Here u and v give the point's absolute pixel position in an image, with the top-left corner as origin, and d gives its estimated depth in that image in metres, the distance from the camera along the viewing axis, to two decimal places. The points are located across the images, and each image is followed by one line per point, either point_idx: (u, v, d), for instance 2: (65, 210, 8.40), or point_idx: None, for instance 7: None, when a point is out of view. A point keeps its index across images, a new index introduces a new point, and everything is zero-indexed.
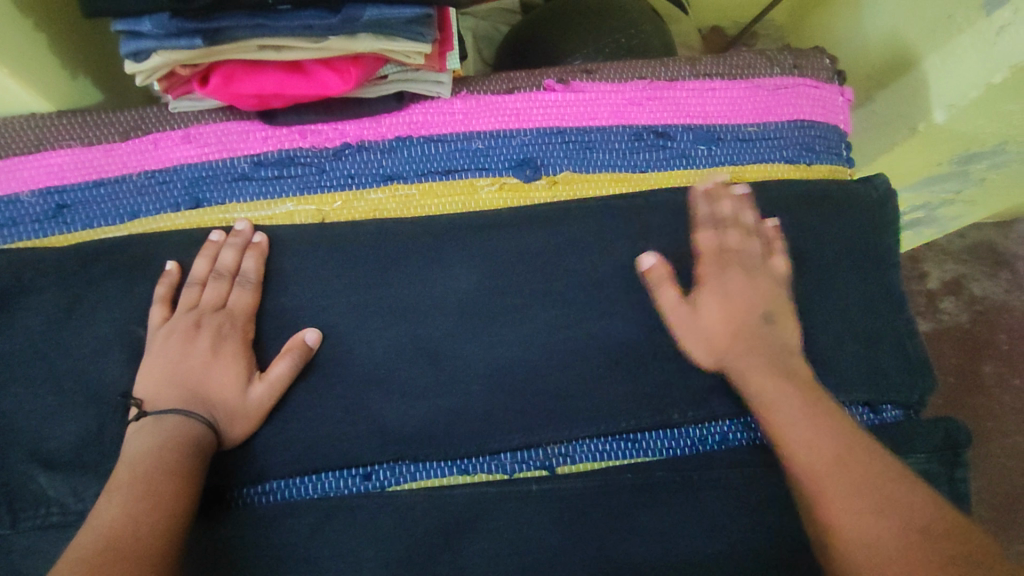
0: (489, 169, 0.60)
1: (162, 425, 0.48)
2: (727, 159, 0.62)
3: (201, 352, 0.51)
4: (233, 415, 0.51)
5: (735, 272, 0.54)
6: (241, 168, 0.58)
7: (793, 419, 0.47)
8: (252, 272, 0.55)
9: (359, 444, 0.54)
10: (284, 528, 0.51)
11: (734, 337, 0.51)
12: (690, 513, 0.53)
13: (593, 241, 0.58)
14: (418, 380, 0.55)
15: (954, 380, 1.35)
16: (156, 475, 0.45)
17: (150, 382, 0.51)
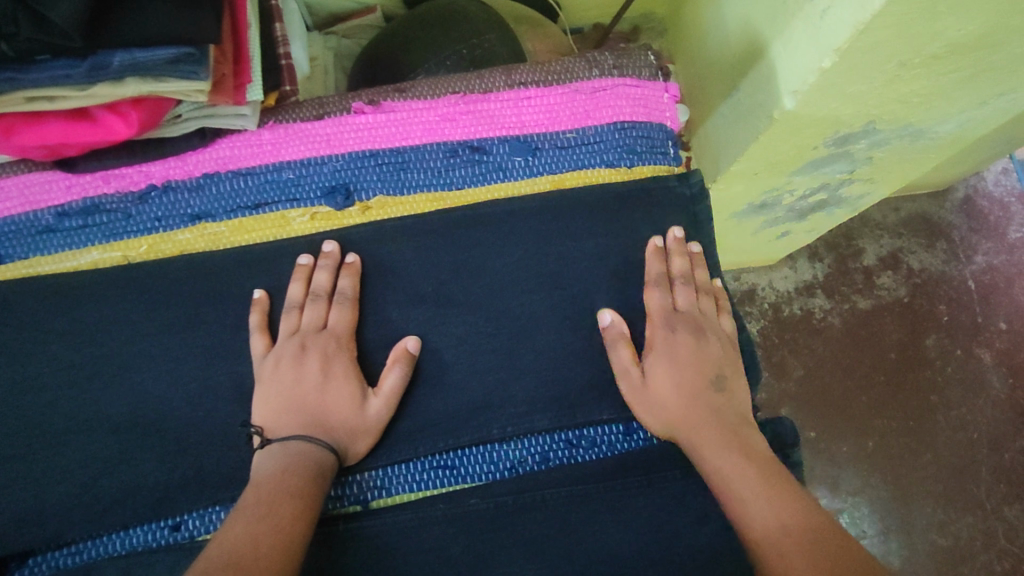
0: (299, 199, 0.59)
1: (289, 450, 0.48)
2: (547, 168, 0.60)
3: (314, 373, 0.52)
4: (355, 432, 0.51)
5: (683, 334, 0.54)
6: (45, 221, 0.57)
7: (748, 492, 0.45)
8: (349, 289, 0.55)
9: (165, 492, 0.51)
10: None
11: (692, 410, 0.51)
12: (511, 539, 0.50)
13: (412, 263, 0.57)
14: (230, 421, 0.52)
15: (897, 357, 1.34)
16: (264, 516, 0.44)
17: (271, 410, 0.51)
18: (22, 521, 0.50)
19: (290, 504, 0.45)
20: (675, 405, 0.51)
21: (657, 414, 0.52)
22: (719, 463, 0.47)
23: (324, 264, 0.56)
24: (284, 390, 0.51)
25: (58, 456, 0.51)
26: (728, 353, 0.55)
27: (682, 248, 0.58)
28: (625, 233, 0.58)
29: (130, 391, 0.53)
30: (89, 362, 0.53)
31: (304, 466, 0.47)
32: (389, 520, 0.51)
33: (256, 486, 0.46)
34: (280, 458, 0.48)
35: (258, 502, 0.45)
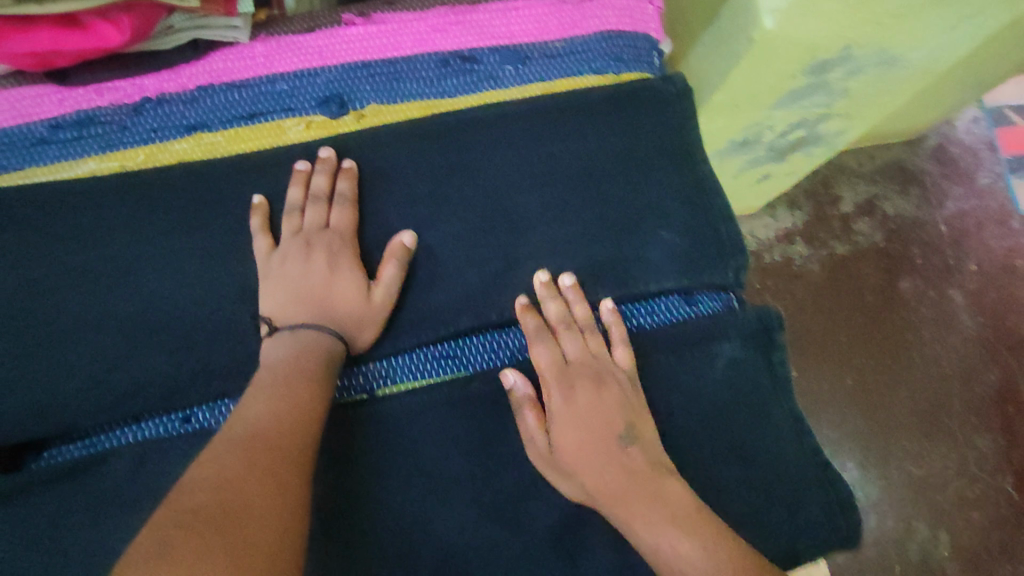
0: (295, 109, 0.60)
1: (300, 340, 0.50)
2: (536, 76, 0.62)
3: (319, 267, 0.53)
4: (363, 322, 0.53)
5: (583, 386, 0.52)
6: (38, 132, 0.57)
7: (674, 538, 0.46)
8: (347, 191, 0.56)
9: (174, 384, 0.52)
10: (103, 475, 0.51)
11: (609, 497, 0.49)
12: (508, 419, 0.54)
13: (408, 167, 0.58)
14: (236, 317, 0.54)
15: (874, 297, 1.38)
16: (284, 398, 0.46)
17: (278, 300, 0.52)
18: (32, 415, 0.51)
19: (309, 385, 0.47)
20: (580, 476, 0.50)
21: (565, 482, 0.51)
22: (653, 543, 0.47)
23: (321, 169, 0.57)
24: (290, 284, 0.52)
25: (65, 353, 0.52)
26: (631, 395, 0.53)
27: (559, 287, 0.55)
28: (611, 133, 0.60)
29: (135, 292, 0.54)
30: (94, 264, 0.54)
31: (314, 353, 0.49)
32: (394, 404, 0.53)
33: (263, 382, 0.48)
34: (291, 346, 0.50)
35: (274, 384, 0.47)
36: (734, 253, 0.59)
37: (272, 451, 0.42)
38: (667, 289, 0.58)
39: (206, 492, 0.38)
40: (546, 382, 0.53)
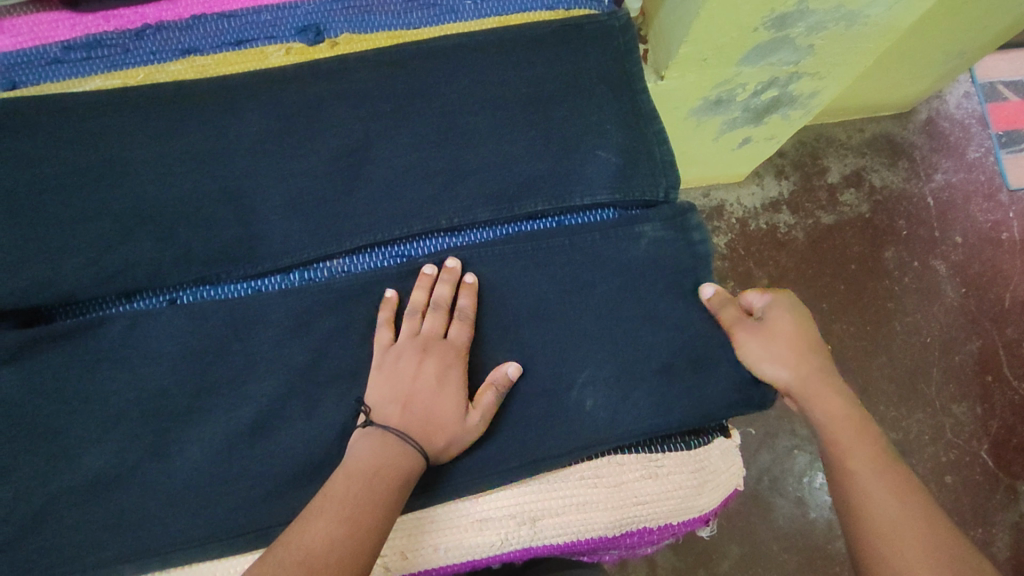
0: (276, 37, 0.67)
1: (389, 445, 0.52)
2: (493, 11, 0.68)
3: (424, 382, 0.56)
4: (453, 439, 0.54)
5: (755, 338, 0.58)
6: (52, 53, 0.64)
7: (878, 500, 0.52)
8: (469, 308, 0.59)
9: (163, 268, 0.60)
10: (98, 336, 0.57)
11: (824, 385, 0.57)
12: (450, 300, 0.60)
13: (373, 88, 0.65)
14: (217, 213, 0.61)
15: (857, 267, 1.36)
16: (413, 422, 0.54)
17: (384, 403, 0.55)
18: (40, 287, 0.58)
19: (433, 422, 0.54)
20: (793, 364, 0.57)
21: (778, 364, 0.58)
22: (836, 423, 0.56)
23: (415, 144, 0.63)
24: (397, 377, 0.56)
25: (70, 239, 0.60)
26: (818, 368, 0.58)
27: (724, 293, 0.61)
28: (557, 62, 0.66)
29: (132, 190, 0.61)
30: (95, 165, 0.62)
31: (414, 421, 0.54)
32: (353, 280, 0.60)
33: (390, 425, 0.54)
34: (386, 451, 0.52)
35: (404, 412, 0.54)
36: (663, 170, 0.65)
37: (381, 475, 0.51)
38: (601, 201, 0.63)
39: (352, 487, 0.50)
40: (731, 304, 0.60)
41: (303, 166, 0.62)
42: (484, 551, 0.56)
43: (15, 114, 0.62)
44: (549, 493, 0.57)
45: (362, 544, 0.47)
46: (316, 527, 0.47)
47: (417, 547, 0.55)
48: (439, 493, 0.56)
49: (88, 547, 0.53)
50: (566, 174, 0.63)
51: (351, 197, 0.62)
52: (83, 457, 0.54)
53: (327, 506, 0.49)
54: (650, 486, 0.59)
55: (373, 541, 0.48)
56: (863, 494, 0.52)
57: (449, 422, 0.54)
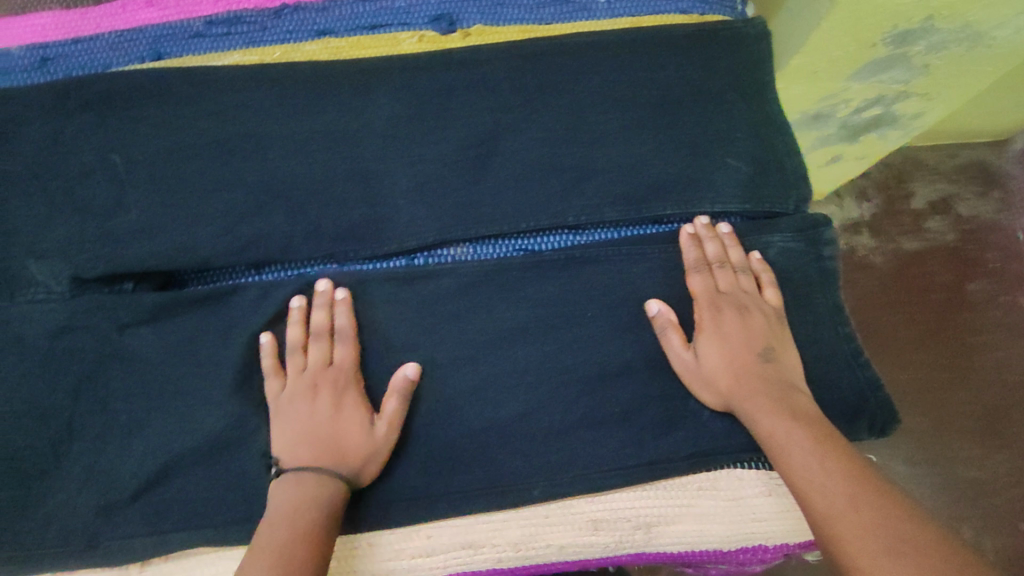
0: (410, 24, 0.67)
1: (304, 484, 0.52)
2: (627, 11, 0.68)
3: (319, 409, 0.54)
4: (366, 459, 0.53)
5: (730, 316, 0.58)
6: (195, 27, 0.67)
7: (819, 482, 0.48)
8: (347, 327, 0.57)
9: (295, 240, 0.61)
10: (232, 304, 0.58)
11: (745, 378, 0.55)
12: (572, 290, 0.60)
13: (504, 79, 0.65)
14: (347, 192, 0.62)
15: (940, 297, 1.31)
16: (320, 454, 0.53)
17: (291, 445, 0.54)
18: (178, 251, 0.60)
19: (353, 453, 0.53)
20: (714, 352, 0.56)
21: (705, 347, 0.57)
22: (775, 417, 0.53)
23: (545, 138, 0.64)
24: (300, 413, 0.54)
25: (206, 205, 0.62)
26: (754, 361, 0.56)
27: (705, 257, 0.60)
28: (688, 66, 0.66)
29: (267, 164, 0.63)
30: (233, 137, 0.63)
31: (321, 452, 0.53)
32: (476, 268, 0.60)
33: (302, 462, 0.53)
34: (300, 490, 0.51)
35: (315, 448, 0.53)
36: (795, 184, 0.63)
37: (309, 516, 0.50)
38: (729, 211, 0.62)
39: (276, 534, 0.48)
40: (705, 276, 0.60)
41: (432, 153, 0.63)
42: (596, 549, 0.57)
43: (162, 83, 0.64)
44: (668, 500, 0.57)
45: None
46: None
47: (529, 540, 0.56)
48: (556, 487, 0.56)
49: (216, 506, 0.54)
50: (694, 180, 0.62)
51: (478, 186, 0.63)
52: (206, 418, 0.56)
53: (256, 560, 0.47)
54: (768, 503, 0.57)
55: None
56: (802, 472, 0.49)
57: (366, 449, 0.54)
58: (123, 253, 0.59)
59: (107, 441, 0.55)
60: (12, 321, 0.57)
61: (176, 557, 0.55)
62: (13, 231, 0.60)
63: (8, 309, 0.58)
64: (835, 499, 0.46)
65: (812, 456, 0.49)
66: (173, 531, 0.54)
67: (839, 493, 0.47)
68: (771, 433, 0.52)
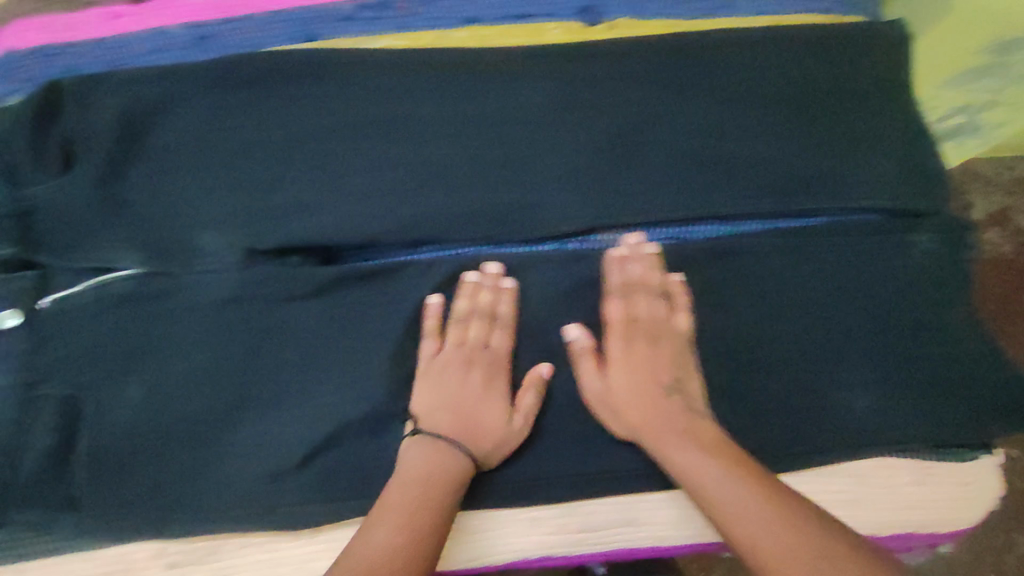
0: (556, 15, 0.69)
1: (438, 450, 0.55)
2: (769, 8, 0.70)
3: (467, 389, 0.58)
4: (498, 444, 0.57)
5: (643, 344, 0.60)
6: (346, 10, 0.69)
7: (735, 513, 0.50)
8: (508, 312, 0.61)
9: (452, 219, 0.63)
10: (401, 282, 0.61)
11: (642, 409, 0.57)
12: (725, 277, 0.63)
13: (652, 72, 0.67)
14: (500, 176, 0.64)
15: None
16: (455, 428, 0.57)
17: (428, 406, 0.58)
18: (340, 228, 0.62)
19: (491, 433, 0.57)
20: (619, 381, 0.59)
21: (608, 379, 0.59)
22: (686, 449, 0.54)
23: (694, 130, 0.66)
24: (445, 385, 0.59)
25: (363, 183, 0.63)
26: (678, 398, 0.57)
27: (626, 274, 0.62)
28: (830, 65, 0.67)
29: (422, 147, 0.65)
30: (389, 119, 0.65)
31: (460, 427, 0.57)
32: (633, 249, 0.63)
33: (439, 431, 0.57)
34: (427, 455, 0.55)
35: (455, 420, 0.57)
36: (938, 182, 0.65)
37: (446, 482, 0.54)
38: (879, 206, 0.64)
39: (404, 493, 0.53)
40: (615, 301, 0.61)
41: (580, 142, 0.65)
42: None
43: (322, 64, 0.66)
44: (819, 486, 0.59)
45: (422, 550, 0.50)
46: (375, 536, 0.50)
47: (688, 520, 0.59)
48: None
49: (385, 474, 0.57)
50: (841, 176, 0.64)
51: (625, 176, 0.65)
52: (369, 386, 0.58)
53: (383, 516, 0.51)
54: (911, 493, 0.60)
55: (427, 547, 0.50)
56: (722, 500, 0.51)
57: (497, 430, 0.57)
58: (289, 227, 0.62)
59: (281, 410, 0.58)
60: (190, 288, 0.61)
61: (351, 525, 0.58)
62: (182, 203, 0.63)
63: (183, 277, 0.61)
64: (756, 529, 0.49)
65: (730, 484, 0.52)
66: (344, 495, 0.57)
67: (760, 521, 0.49)
68: (674, 462, 0.54)
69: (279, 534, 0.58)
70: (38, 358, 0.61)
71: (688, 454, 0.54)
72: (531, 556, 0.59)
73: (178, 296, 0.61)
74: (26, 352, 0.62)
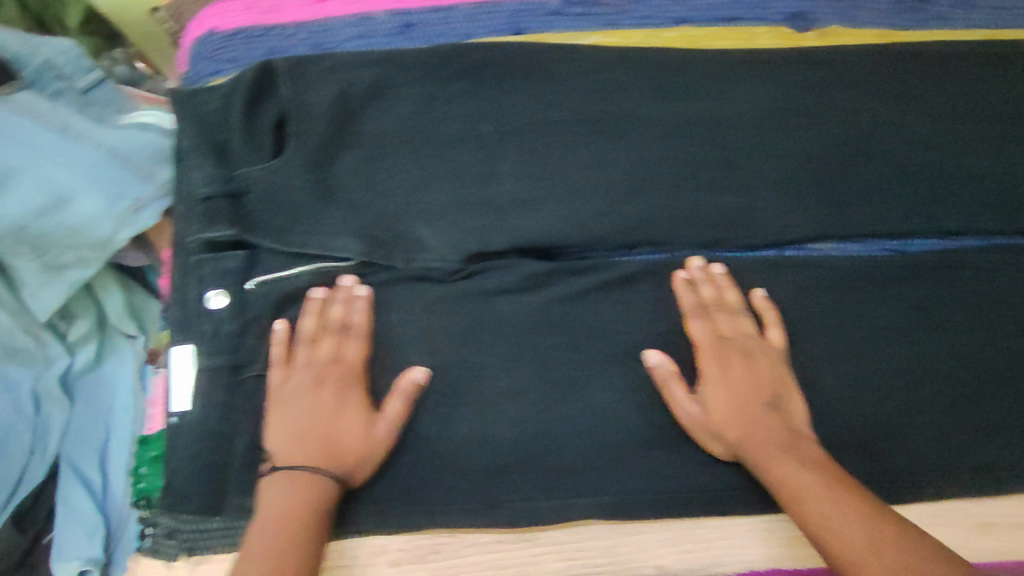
0: (766, 18, 0.69)
1: (294, 488, 0.52)
2: (980, 23, 0.71)
3: (328, 407, 0.56)
4: (362, 458, 0.55)
5: (714, 363, 0.58)
6: (553, 5, 0.69)
7: (835, 529, 0.50)
8: (735, 302, 0.60)
9: (674, 224, 0.63)
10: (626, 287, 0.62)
11: (742, 425, 0.56)
12: (946, 290, 0.63)
13: (871, 83, 0.66)
14: (715, 181, 0.64)
15: None
16: (332, 459, 0.54)
17: (289, 436, 0.55)
18: (562, 228, 0.62)
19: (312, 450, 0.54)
20: (708, 395, 0.58)
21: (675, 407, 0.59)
22: (784, 466, 0.54)
23: (916, 143, 0.65)
24: (291, 409, 0.56)
25: (582, 183, 0.63)
26: (778, 421, 0.56)
27: (710, 282, 0.61)
28: None
29: (636, 149, 0.64)
30: (605, 117, 0.65)
31: (323, 448, 0.54)
32: (856, 260, 0.64)
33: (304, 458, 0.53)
34: (289, 493, 0.52)
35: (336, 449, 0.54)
36: None
37: (265, 517, 0.50)
38: None
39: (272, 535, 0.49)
40: (703, 313, 0.60)
41: (802, 147, 0.65)
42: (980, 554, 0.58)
43: (536, 56, 0.66)
44: None
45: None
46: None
47: None
48: (936, 482, 0.59)
49: (611, 481, 0.58)
50: None
51: (844, 185, 0.64)
52: (592, 392, 0.60)
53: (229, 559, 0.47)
54: None
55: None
56: (811, 513, 0.51)
57: (748, 416, 0.56)
58: (509, 224, 0.62)
59: (504, 407, 0.59)
60: (411, 283, 0.61)
61: (572, 526, 0.59)
62: (393, 193, 0.62)
63: (403, 271, 0.61)
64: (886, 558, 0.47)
65: (821, 498, 0.51)
66: (570, 498, 0.58)
67: (866, 542, 0.48)
68: (775, 477, 0.54)
69: (498, 532, 0.59)
70: (245, 342, 0.61)
71: (794, 470, 0.54)
72: (757, 569, 0.58)
73: (397, 291, 0.61)
74: (232, 334, 0.61)
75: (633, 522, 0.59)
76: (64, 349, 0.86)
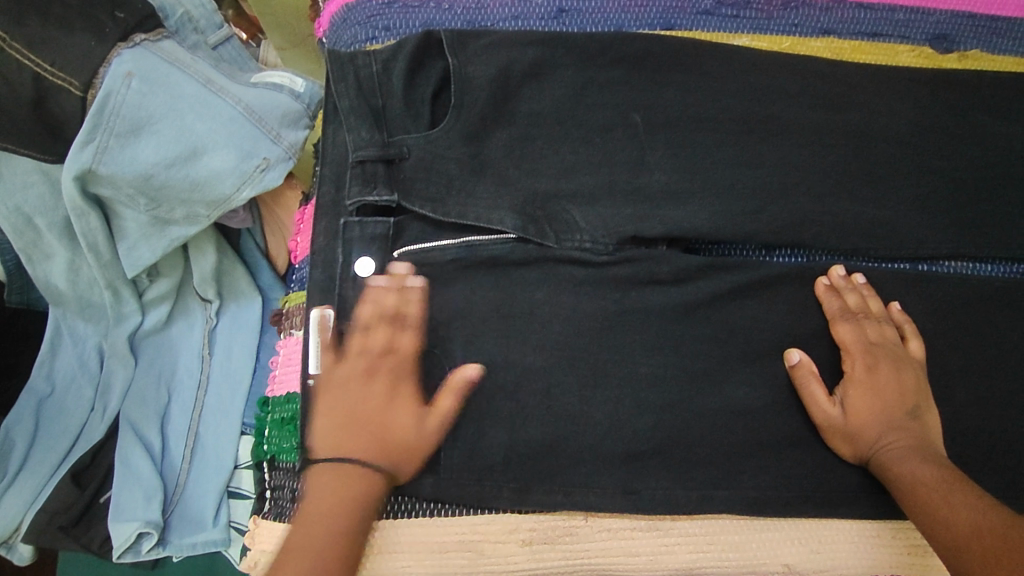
0: (909, 37, 0.71)
1: (337, 470, 0.53)
2: None
3: (374, 399, 0.55)
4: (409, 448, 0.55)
5: (860, 363, 0.60)
6: (706, 3, 0.69)
7: (950, 511, 0.50)
8: (880, 312, 0.62)
9: (821, 229, 0.63)
10: (770, 287, 0.63)
11: (879, 425, 0.58)
12: None
13: (1009, 108, 0.69)
14: (860, 192, 0.65)
15: None
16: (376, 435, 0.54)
17: (346, 425, 0.54)
18: (713, 222, 0.62)
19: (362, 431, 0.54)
20: (849, 395, 0.59)
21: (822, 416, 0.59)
22: (910, 460, 0.55)
23: None
24: (342, 395, 0.55)
25: (732, 180, 0.63)
26: (914, 426, 0.57)
27: (855, 291, 0.62)
28: None
29: (784, 153, 0.65)
30: (755, 117, 0.65)
31: (359, 437, 0.54)
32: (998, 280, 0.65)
33: (342, 450, 0.53)
34: (331, 477, 0.52)
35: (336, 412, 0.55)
36: None
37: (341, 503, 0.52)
38: None
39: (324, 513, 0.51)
40: (848, 320, 0.61)
41: (940, 166, 0.66)
42: None
43: (692, 52, 0.66)
44: None
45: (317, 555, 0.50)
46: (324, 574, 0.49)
47: None
48: None
49: (745, 474, 0.59)
50: None
51: (983, 206, 0.66)
52: (734, 387, 0.60)
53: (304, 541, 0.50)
54: None
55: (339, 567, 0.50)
56: (926, 499, 0.52)
57: (892, 421, 0.57)
58: (661, 213, 0.62)
59: (647, 394, 0.59)
60: (559, 264, 0.61)
61: (704, 519, 0.60)
62: (545, 173, 0.62)
63: (553, 252, 0.61)
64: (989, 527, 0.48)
65: (938, 484, 0.52)
66: (704, 488, 0.59)
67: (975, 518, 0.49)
68: (899, 469, 0.55)
69: (630, 517, 0.59)
70: None
71: (915, 463, 0.55)
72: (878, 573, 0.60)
73: (544, 270, 0.61)
74: None
75: (760, 517, 0.60)
76: (138, 307, 0.79)
